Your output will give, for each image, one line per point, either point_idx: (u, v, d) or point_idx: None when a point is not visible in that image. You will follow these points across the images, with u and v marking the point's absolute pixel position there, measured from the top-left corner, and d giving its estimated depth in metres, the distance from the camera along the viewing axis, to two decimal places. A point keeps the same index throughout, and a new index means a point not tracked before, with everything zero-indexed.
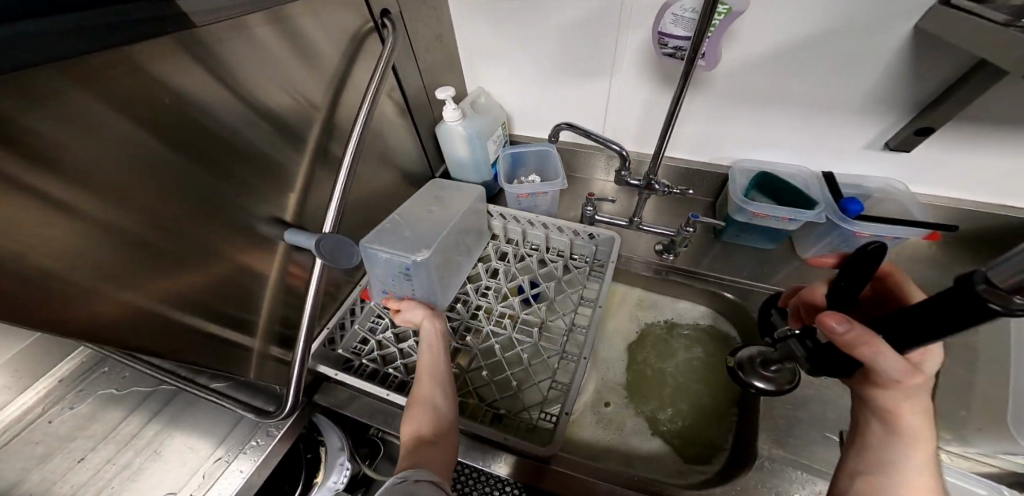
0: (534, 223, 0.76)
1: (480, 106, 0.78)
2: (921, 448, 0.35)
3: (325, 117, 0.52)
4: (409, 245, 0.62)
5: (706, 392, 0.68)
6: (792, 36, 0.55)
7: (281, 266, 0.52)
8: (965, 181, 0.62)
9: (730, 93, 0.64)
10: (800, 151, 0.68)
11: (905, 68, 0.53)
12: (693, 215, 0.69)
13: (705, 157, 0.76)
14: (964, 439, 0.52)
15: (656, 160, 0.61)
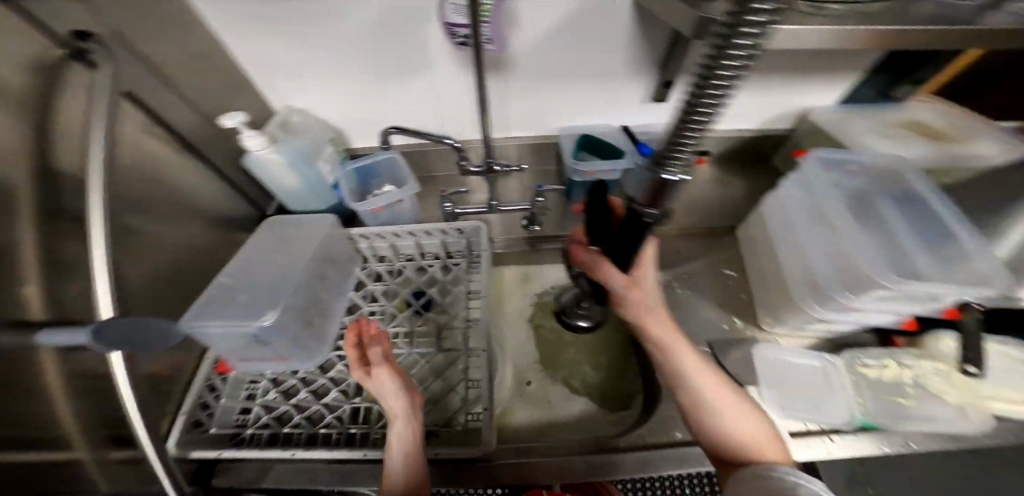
0: (396, 235, 0.71)
1: (292, 125, 0.70)
2: (682, 350, 0.46)
3: (43, 171, 0.35)
4: (250, 310, 0.51)
5: (601, 341, 0.74)
6: (568, 13, 0.57)
7: (61, 378, 0.37)
8: (723, 117, 0.78)
9: (536, 72, 0.66)
10: (602, 112, 0.76)
11: (641, 35, 0.62)
12: (539, 187, 0.74)
13: (534, 132, 0.79)
14: (780, 319, 0.63)
15: (487, 146, 0.62)
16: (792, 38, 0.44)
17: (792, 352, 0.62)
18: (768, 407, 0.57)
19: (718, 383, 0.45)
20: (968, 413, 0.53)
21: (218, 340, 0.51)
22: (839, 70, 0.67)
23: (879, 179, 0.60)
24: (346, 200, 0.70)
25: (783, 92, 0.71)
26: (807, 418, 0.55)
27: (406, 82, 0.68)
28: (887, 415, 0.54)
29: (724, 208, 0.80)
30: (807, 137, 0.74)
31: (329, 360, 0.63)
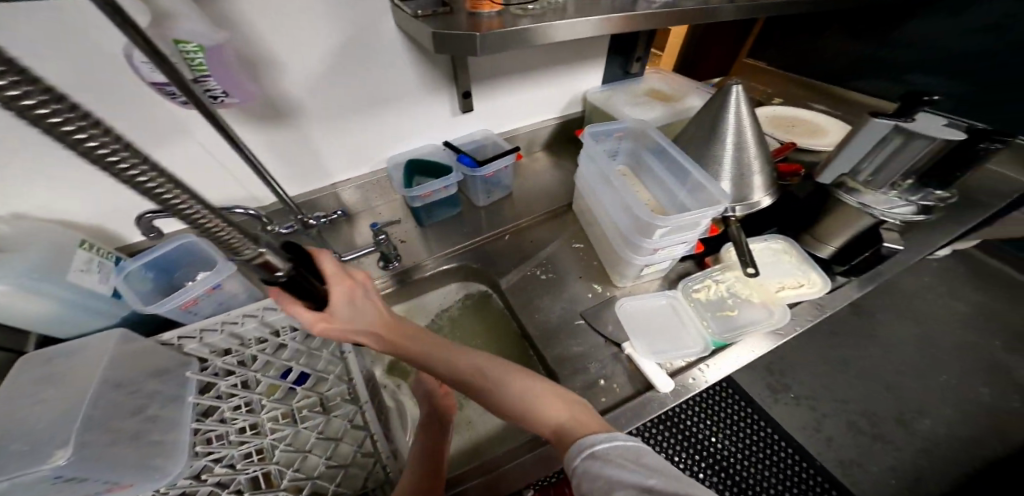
0: (233, 320, 0.57)
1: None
2: (424, 346, 0.52)
3: None
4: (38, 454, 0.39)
5: (501, 345, 0.75)
6: (325, 52, 0.57)
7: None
8: (516, 113, 0.88)
9: (325, 111, 0.63)
10: (418, 134, 0.77)
11: (415, 58, 0.65)
12: (375, 225, 0.67)
13: (361, 168, 0.75)
14: (626, 276, 0.70)
15: (287, 203, 0.49)
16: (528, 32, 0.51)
17: (644, 296, 0.72)
18: (642, 357, 0.62)
19: (459, 356, 0.52)
20: (770, 306, 0.67)
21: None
22: (593, 56, 0.90)
23: (636, 136, 0.76)
24: (139, 307, 0.54)
25: (563, 81, 0.90)
26: (677, 355, 0.63)
27: (178, 157, 0.58)
28: (725, 327, 0.66)
29: (559, 190, 0.90)
30: (594, 113, 0.95)
31: (203, 466, 0.47)
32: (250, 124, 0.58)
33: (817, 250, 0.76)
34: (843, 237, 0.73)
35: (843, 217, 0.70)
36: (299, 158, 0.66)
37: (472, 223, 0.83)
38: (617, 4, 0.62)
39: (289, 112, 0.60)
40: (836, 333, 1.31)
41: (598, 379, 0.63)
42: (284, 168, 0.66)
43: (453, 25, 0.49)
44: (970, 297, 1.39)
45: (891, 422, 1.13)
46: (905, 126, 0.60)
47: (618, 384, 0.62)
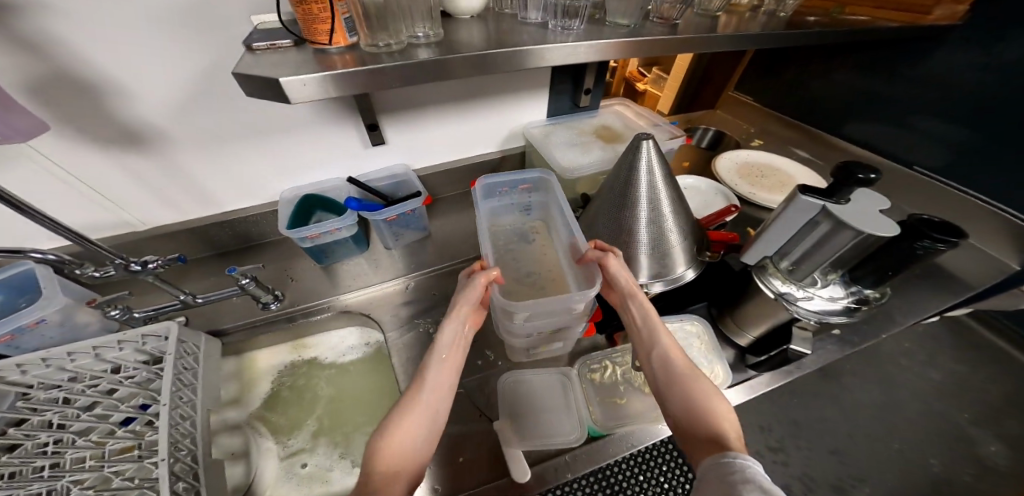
0: (50, 359, 0.46)
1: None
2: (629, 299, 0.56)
3: None
4: None
5: (384, 397, 0.67)
6: (179, 79, 0.53)
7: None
8: (444, 148, 0.81)
9: (198, 139, 0.60)
10: (319, 166, 0.72)
11: None
12: (233, 269, 0.60)
13: (256, 200, 0.72)
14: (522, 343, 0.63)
15: (95, 245, 0.45)
16: (386, 76, 0.45)
17: (534, 372, 0.67)
18: (509, 445, 0.57)
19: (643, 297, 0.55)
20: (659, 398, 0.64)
21: None
22: (533, 87, 0.78)
23: (545, 189, 0.71)
24: None
25: (496, 115, 0.80)
26: (546, 443, 0.58)
27: (25, 179, 0.55)
28: (610, 417, 0.62)
29: None
30: (531, 148, 0.84)
31: None
32: (113, 149, 0.56)
33: (735, 336, 0.69)
34: (761, 329, 0.66)
35: (761, 312, 0.63)
36: (176, 184, 0.63)
37: (378, 262, 0.77)
38: (525, 38, 0.52)
39: (151, 138, 0.57)
40: (789, 386, 0.79)
41: (459, 456, 0.58)
42: (161, 192, 0.63)
43: (299, 62, 0.44)
44: (948, 366, 0.88)
45: (822, 457, 0.71)
46: (832, 208, 0.48)
47: (475, 465, 0.58)
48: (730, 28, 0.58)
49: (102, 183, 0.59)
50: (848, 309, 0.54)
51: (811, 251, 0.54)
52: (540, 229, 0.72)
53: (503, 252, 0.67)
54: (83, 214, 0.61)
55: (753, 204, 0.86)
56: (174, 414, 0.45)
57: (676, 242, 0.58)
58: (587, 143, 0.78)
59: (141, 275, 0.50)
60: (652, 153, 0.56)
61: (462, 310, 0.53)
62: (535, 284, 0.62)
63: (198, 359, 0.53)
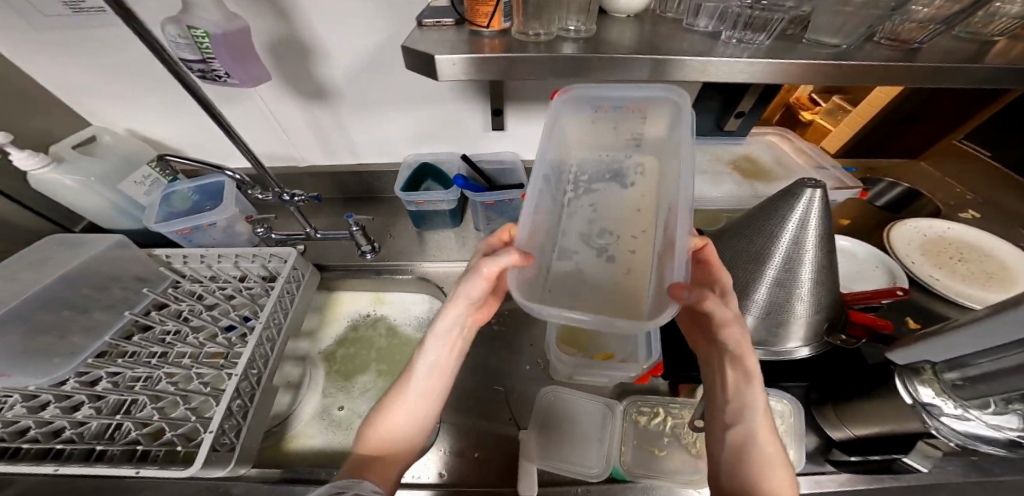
0: (206, 258, 0.65)
1: (106, 144, 0.65)
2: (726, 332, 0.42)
3: None
4: None
5: None
6: (360, 48, 0.60)
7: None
8: None
9: (358, 100, 0.68)
10: (439, 139, 0.76)
11: None
12: (349, 215, 0.68)
13: (384, 158, 0.80)
14: None
15: (265, 173, 0.54)
16: (529, 66, 0.45)
17: (574, 394, 0.62)
18: (525, 462, 0.54)
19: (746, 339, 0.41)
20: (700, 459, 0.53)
21: None
22: (673, 101, 0.66)
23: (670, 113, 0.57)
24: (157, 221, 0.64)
25: None
26: (559, 467, 0.54)
27: (236, 113, 0.69)
28: (640, 464, 0.53)
29: None
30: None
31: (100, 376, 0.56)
32: (296, 98, 0.67)
33: (829, 428, 0.49)
34: (870, 428, 0.45)
35: (889, 405, 0.43)
36: (326, 132, 0.73)
37: (465, 240, 0.80)
38: (698, 41, 0.46)
39: (329, 95, 0.67)
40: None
41: (475, 452, 0.58)
42: (315, 137, 0.74)
43: (454, 41, 0.45)
44: None
45: None
46: None
47: (484, 467, 0.57)
48: (1012, 57, 0.43)
49: (282, 123, 0.71)
50: (1017, 444, 0.36)
51: (1005, 371, 0.35)
52: (645, 170, 0.60)
53: (584, 190, 0.61)
54: (261, 145, 0.75)
55: (928, 291, 0.66)
56: (263, 335, 0.58)
57: (800, 317, 0.45)
58: (720, 172, 0.65)
59: (287, 204, 0.58)
60: (815, 209, 0.41)
61: (459, 304, 0.44)
62: (603, 253, 0.54)
63: (299, 286, 0.67)
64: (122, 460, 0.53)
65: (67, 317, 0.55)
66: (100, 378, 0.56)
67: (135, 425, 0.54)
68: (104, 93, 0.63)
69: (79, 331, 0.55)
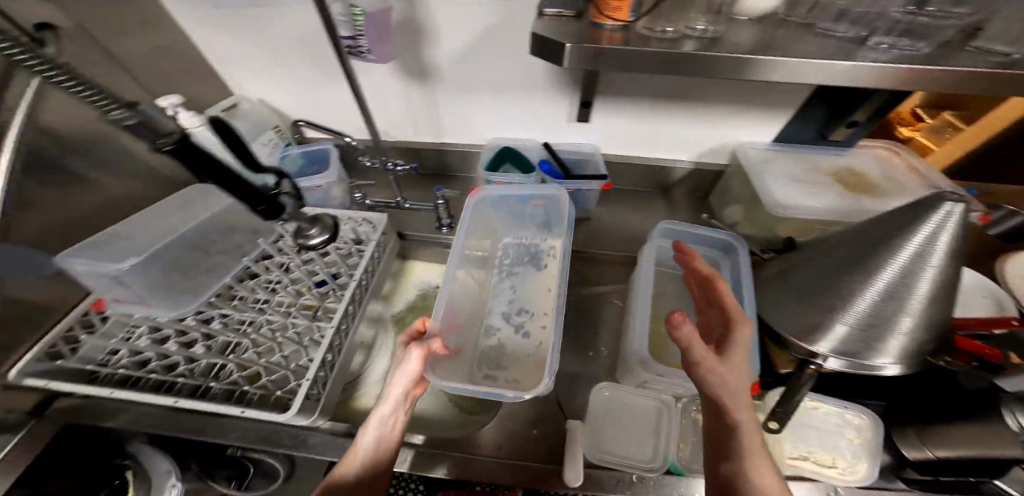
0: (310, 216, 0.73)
1: (242, 110, 0.73)
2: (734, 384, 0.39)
3: None
4: (113, 252, 0.51)
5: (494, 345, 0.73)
6: (471, 35, 0.63)
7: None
8: (639, 143, 0.78)
9: (458, 83, 0.72)
10: (525, 125, 0.79)
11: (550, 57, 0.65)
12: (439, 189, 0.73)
13: (468, 140, 0.83)
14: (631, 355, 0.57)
15: (380, 143, 0.61)
16: (646, 59, 0.45)
17: (632, 389, 0.57)
18: (575, 445, 0.51)
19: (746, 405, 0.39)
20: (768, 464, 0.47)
21: (86, 276, 0.51)
22: (770, 106, 0.65)
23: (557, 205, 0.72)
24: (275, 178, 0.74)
25: (714, 126, 0.71)
26: (612, 462, 0.51)
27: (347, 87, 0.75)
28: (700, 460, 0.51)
29: (640, 235, 0.79)
30: (737, 174, 0.71)
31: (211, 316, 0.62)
32: (402, 77, 0.72)
33: (905, 446, 0.48)
34: (955, 451, 0.44)
35: (992, 433, 0.43)
36: (422, 110, 0.78)
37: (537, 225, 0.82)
38: (838, 44, 0.46)
39: (432, 76, 0.71)
40: None
41: (534, 429, 0.59)
42: (410, 115, 0.79)
43: (575, 32, 0.47)
44: None
45: None
46: None
47: (542, 442, 0.58)
48: None
49: (384, 98, 0.76)
50: None
51: None
52: (555, 253, 0.74)
53: (503, 275, 0.73)
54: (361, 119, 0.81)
55: None
56: (354, 296, 0.64)
57: (902, 334, 0.43)
58: (823, 183, 0.63)
59: (390, 172, 0.67)
60: (951, 224, 0.38)
61: (397, 381, 0.47)
62: (518, 332, 0.66)
63: (384, 253, 0.73)
64: (222, 400, 0.56)
65: (196, 253, 0.60)
66: (213, 316, 0.62)
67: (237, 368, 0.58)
68: (242, 61, 0.71)
69: (203, 272, 0.61)
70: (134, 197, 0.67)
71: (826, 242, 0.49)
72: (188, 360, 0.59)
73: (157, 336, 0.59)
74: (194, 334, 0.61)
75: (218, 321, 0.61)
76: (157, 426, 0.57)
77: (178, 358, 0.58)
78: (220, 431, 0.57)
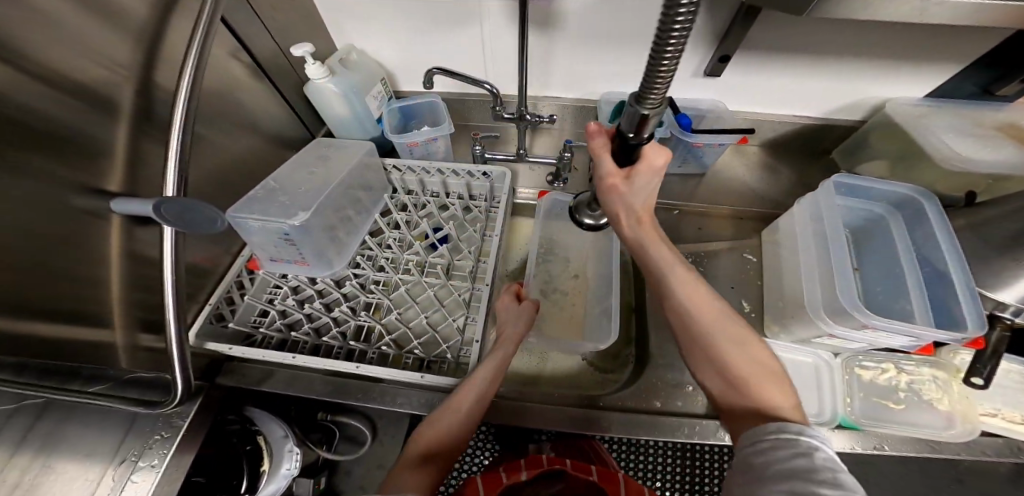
0: (428, 170, 0.73)
1: (352, 63, 0.72)
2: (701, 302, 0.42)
3: (135, 88, 0.44)
4: (281, 210, 0.54)
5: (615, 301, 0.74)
6: None
7: (120, 245, 0.45)
8: (765, 97, 0.74)
9: (586, 32, 0.67)
10: (643, 78, 0.74)
11: None
12: (567, 141, 0.71)
13: (576, 93, 0.79)
14: (788, 330, 0.57)
15: (524, 92, 0.62)
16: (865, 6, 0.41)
17: (787, 350, 0.57)
18: None
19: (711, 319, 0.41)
20: (956, 420, 0.49)
21: (253, 233, 0.55)
22: (933, 55, 0.61)
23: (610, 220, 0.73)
24: (387, 134, 0.74)
25: (860, 81, 0.67)
26: None
27: (462, 36, 0.70)
28: (870, 416, 0.51)
29: (757, 193, 0.78)
30: (883, 127, 0.70)
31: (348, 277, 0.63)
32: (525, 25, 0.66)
33: None
34: None
35: None
36: (537, 60, 0.73)
37: None
38: None
39: (558, 23, 0.65)
40: None
41: (689, 385, 0.60)
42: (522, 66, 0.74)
43: None
44: None
45: None
46: None
47: (701, 397, 0.59)
48: None
49: (498, 48, 0.71)
50: None
51: None
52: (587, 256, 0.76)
53: (545, 260, 0.76)
54: (467, 70, 0.77)
55: None
56: (491, 255, 0.65)
57: None
58: (987, 140, 0.62)
59: (524, 122, 0.68)
60: None
61: (507, 339, 0.56)
62: (562, 316, 0.70)
63: (505, 209, 0.74)
64: (378, 363, 0.58)
65: (347, 211, 0.63)
66: (350, 278, 0.63)
67: (385, 331, 0.59)
68: (355, 7, 0.67)
69: (342, 229, 0.62)
70: (259, 153, 0.67)
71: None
72: (335, 321, 0.60)
73: (300, 297, 0.61)
74: (334, 294, 0.61)
75: (360, 284, 0.63)
76: (305, 389, 0.57)
77: (327, 321, 0.59)
78: (371, 396, 0.58)
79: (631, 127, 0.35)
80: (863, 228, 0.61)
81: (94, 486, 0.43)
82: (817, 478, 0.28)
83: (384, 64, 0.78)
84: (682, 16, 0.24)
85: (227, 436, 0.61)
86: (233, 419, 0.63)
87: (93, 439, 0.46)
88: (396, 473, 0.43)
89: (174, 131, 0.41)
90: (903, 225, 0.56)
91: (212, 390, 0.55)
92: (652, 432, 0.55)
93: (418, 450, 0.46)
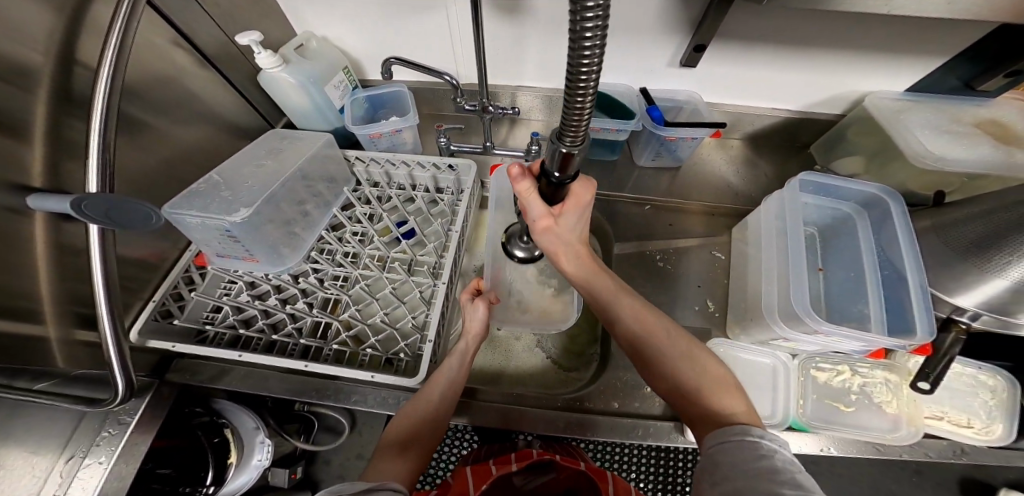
0: (392, 161, 0.71)
1: (312, 51, 0.69)
2: (640, 316, 0.44)
3: (54, 78, 0.41)
4: (226, 205, 0.52)
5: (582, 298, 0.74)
6: None
7: (45, 240, 0.43)
8: (742, 88, 0.71)
9: (555, 19, 0.64)
10: (617, 68, 0.71)
11: None
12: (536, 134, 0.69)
13: (550, 83, 0.76)
14: (747, 332, 0.57)
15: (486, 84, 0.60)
16: None
17: (747, 348, 0.57)
18: None
19: (658, 333, 0.42)
20: (902, 422, 0.49)
21: (196, 228, 0.53)
22: (909, 46, 0.59)
23: None
24: (349, 125, 0.71)
25: (840, 74, 0.65)
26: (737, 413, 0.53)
27: (427, 21, 0.67)
28: (820, 416, 0.51)
29: (731, 189, 0.76)
30: (861, 122, 0.68)
31: (305, 273, 0.62)
32: (491, 11, 0.63)
33: None
34: None
35: None
36: (507, 48, 0.70)
37: (623, 174, 0.78)
38: None
39: (526, 9, 0.62)
40: None
41: (647, 386, 0.60)
42: (492, 54, 0.72)
43: None
44: None
45: None
46: None
47: (659, 398, 0.59)
48: None
49: (466, 35, 0.68)
50: None
51: None
52: None
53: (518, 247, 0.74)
54: (436, 57, 0.74)
55: None
56: (453, 249, 0.64)
57: None
58: (965, 136, 0.60)
59: (489, 115, 0.66)
60: None
61: (472, 332, 0.55)
62: (531, 307, 0.67)
63: (473, 199, 0.72)
64: (333, 361, 0.57)
65: (303, 202, 0.61)
66: (307, 273, 0.62)
67: (342, 328, 0.58)
68: None
69: (298, 223, 0.60)
70: (214, 143, 0.64)
71: (1000, 195, 0.45)
72: (291, 317, 0.59)
73: (255, 293, 0.60)
74: (290, 290, 0.60)
75: (319, 280, 0.61)
76: (260, 384, 0.57)
77: (281, 317, 0.58)
78: (330, 394, 0.57)
79: (555, 167, 0.33)
80: (831, 226, 0.60)
81: (41, 484, 0.43)
82: (781, 478, 0.28)
83: (349, 51, 0.75)
84: (589, 36, 0.21)
85: (193, 428, 0.57)
86: (200, 411, 0.59)
87: (39, 436, 0.45)
88: (373, 462, 0.44)
89: (95, 116, 0.39)
90: (870, 223, 0.55)
91: (161, 386, 0.54)
92: (605, 432, 0.55)
93: (385, 450, 0.45)
